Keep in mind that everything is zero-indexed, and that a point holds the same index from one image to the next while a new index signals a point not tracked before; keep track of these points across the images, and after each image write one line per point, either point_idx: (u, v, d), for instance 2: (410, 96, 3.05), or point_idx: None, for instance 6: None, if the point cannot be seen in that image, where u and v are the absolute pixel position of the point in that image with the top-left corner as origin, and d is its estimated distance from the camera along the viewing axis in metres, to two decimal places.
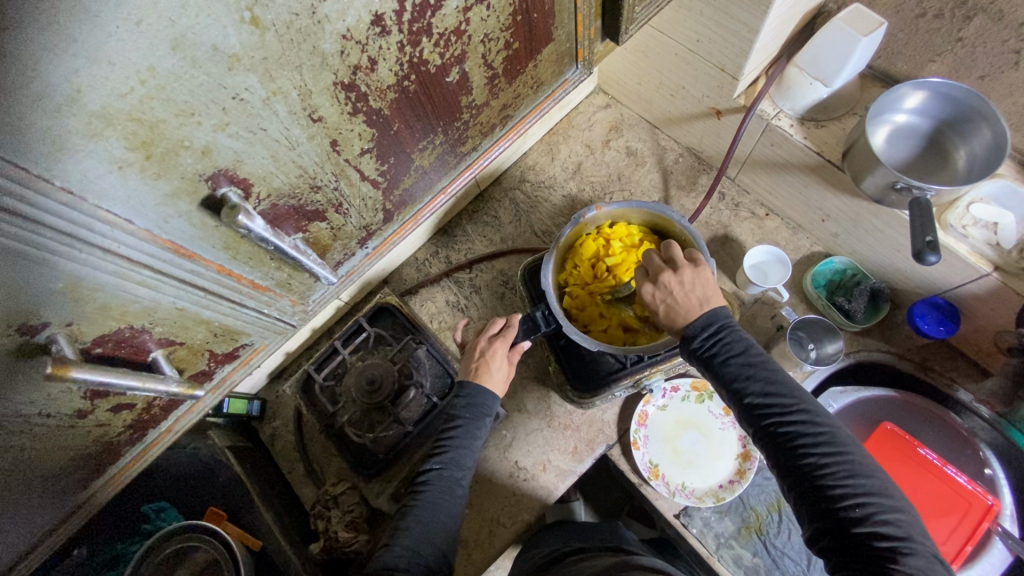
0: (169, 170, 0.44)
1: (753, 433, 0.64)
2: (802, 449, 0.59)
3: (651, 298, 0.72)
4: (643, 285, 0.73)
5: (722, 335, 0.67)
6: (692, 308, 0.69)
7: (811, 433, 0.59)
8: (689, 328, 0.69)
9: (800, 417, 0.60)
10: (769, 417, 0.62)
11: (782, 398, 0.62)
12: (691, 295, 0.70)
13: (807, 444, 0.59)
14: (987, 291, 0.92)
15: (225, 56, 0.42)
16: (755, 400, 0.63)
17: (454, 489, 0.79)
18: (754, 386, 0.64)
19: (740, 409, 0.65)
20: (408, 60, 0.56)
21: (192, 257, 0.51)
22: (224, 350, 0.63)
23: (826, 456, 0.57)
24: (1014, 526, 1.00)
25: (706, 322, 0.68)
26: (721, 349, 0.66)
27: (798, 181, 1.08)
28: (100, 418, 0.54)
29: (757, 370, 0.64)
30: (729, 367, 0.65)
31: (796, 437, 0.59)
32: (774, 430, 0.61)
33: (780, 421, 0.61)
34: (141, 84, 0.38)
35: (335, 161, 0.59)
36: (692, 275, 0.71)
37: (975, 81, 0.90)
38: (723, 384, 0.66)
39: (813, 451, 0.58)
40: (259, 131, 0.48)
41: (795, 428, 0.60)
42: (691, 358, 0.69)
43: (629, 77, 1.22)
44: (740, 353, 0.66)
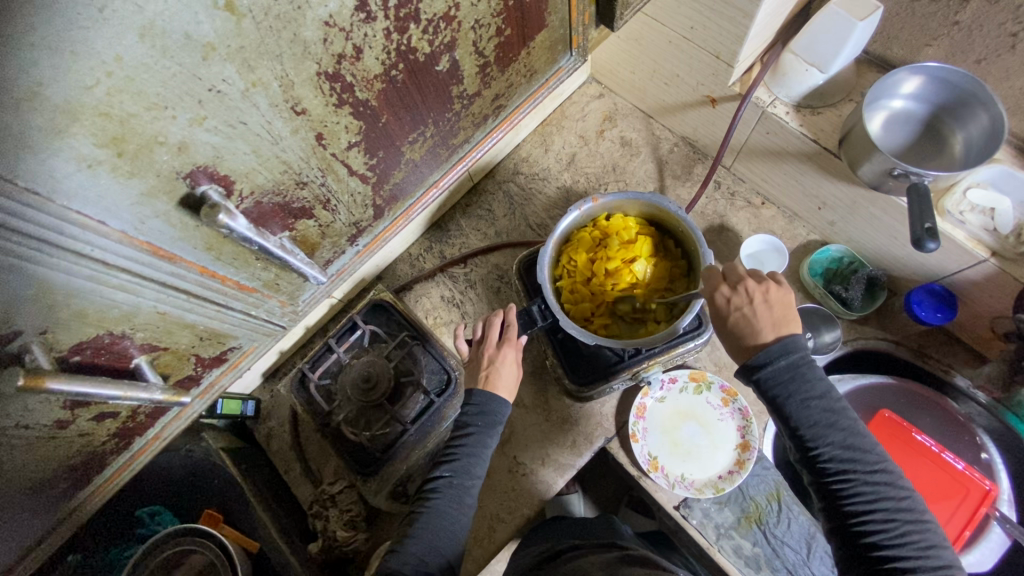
0: (144, 167, 0.42)
1: (822, 483, 0.62)
2: (884, 514, 0.58)
3: (726, 302, 0.69)
4: (718, 288, 0.70)
5: (809, 379, 0.63)
6: (774, 328, 0.65)
7: (893, 497, 0.59)
8: (769, 354, 0.64)
9: (883, 479, 0.60)
10: (848, 471, 0.60)
11: (863, 455, 0.61)
12: (775, 313, 0.66)
13: (889, 509, 0.58)
14: (985, 277, 0.92)
15: (199, 45, 0.40)
16: (835, 452, 0.61)
17: (464, 498, 0.78)
18: (834, 436, 0.62)
19: (814, 457, 0.62)
20: (395, 48, 0.54)
21: (172, 259, 0.49)
22: (211, 354, 0.62)
23: (907, 524, 0.57)
24: (1012, 511, 1.00)
25: (794, 357, 0.63)
26: (808, 392, 0.63)
27: (795, 169, 1.07)
28: (82, 427, 0.52)
29: (841, 421, 0.62)
30: (815, 415, 0.62)
31: (878, 499, 0.59)
32: (855, 485, 0.60)
33: (862, 480, 0.60)
34: (108, 76, 0.36)
35: (321, 156, 0.57)
36: (779, 297, 0.67)
37: (971, 66, 0.88)
38: (804, 429, 0.62)
39: (895, 517, 0.58)
40: (238, 125, 0.46)
41: (877, 488, 0.59)
42: (766, 391, 0.64)
43: (622, 66, 1.20)
44: (825, 400, 0.63)
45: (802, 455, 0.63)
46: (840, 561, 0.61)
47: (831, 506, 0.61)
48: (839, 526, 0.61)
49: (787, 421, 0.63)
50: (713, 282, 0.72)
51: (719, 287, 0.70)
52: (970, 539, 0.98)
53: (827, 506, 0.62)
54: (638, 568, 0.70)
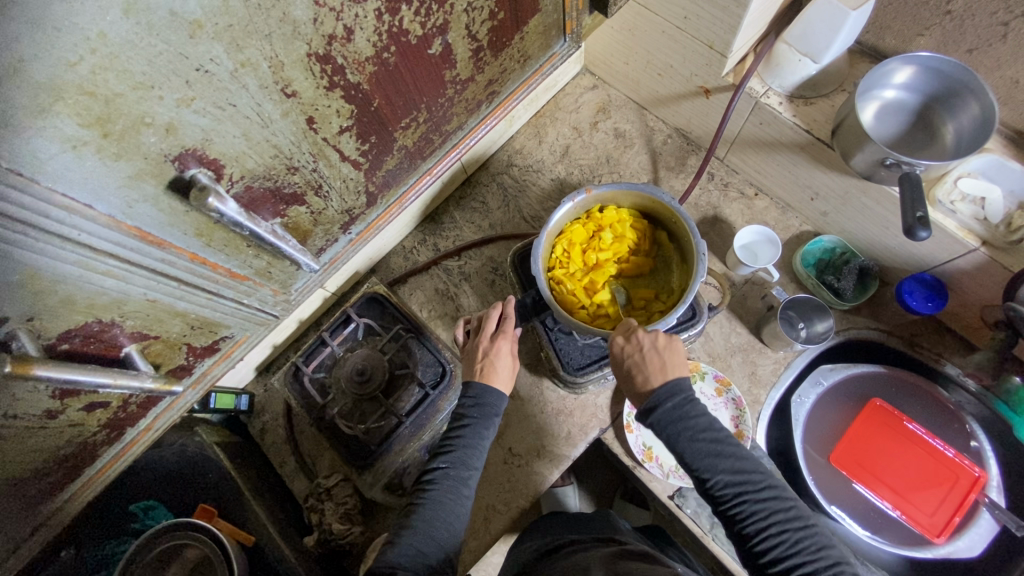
0: (130, 149, 0.41)
1: (722, 511, 0.62)
2: (777, 528, 0.58)
3: (621, 351, 0.69)
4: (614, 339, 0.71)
5: (692, 409, 0.63)
6: (661, 373, 0.66)
7: (783, 509, 0.59)
8: (654, 395, 0.64)
9: (771, 493, 0.60)
10: (740, 497, 0.61)
11: (750, 475, 0.61)
12: (660, 356, 0.66)
13: (781, 522, 0.59)
14: (975, 266, 0.93)
15: (185, 22, 0.39)
16: (726, 479, 0.61)
17: (460, 489, 0.78)
18: (722, 464, 0.62)
19: (709, 487, 0.62)
20: (387, 29, 0.53)
21: (161, 244, 0.49)
22: (203, 344, 0.61)
23: (799, 532, 0.58)
24: (1001, 497, 1.01)
25: (675, 394, 0.64)
26: (690, 424, 0.63)
27: (788, 160, 1.07)
28: (73, 417, 0.52)
29: (725, 445, 0.63)
30: (701, 445, 0.62)
31: (770, 515, 0.59)
32: (747, 508, 0.60)
33: (753, 500, 0.60)
34: (92, 53, 0.35)
35: (313, 140, 0.56)
36: (663, 341, 0.67)
37: (963, 55, 0.89)
38: (694, 462, 0.62)
39: (787, 528, 0.58)
40: (228, 107, 0.46)
41: (767, 504, 0.59)
42: (655, 431, 0.64)
43: (615, 56, 1.20)
44: (708, 428, 0.63)
45: (699, 487, 0.64)
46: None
47: (734, 532, 0.61)
48: (744, 551, 0.61)
49: (679, 457, 0.64)
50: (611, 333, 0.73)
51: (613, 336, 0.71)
52: (959, 525, 0.99)
53: (731, 533, 0.62)
54: (636, 563, 0.71)
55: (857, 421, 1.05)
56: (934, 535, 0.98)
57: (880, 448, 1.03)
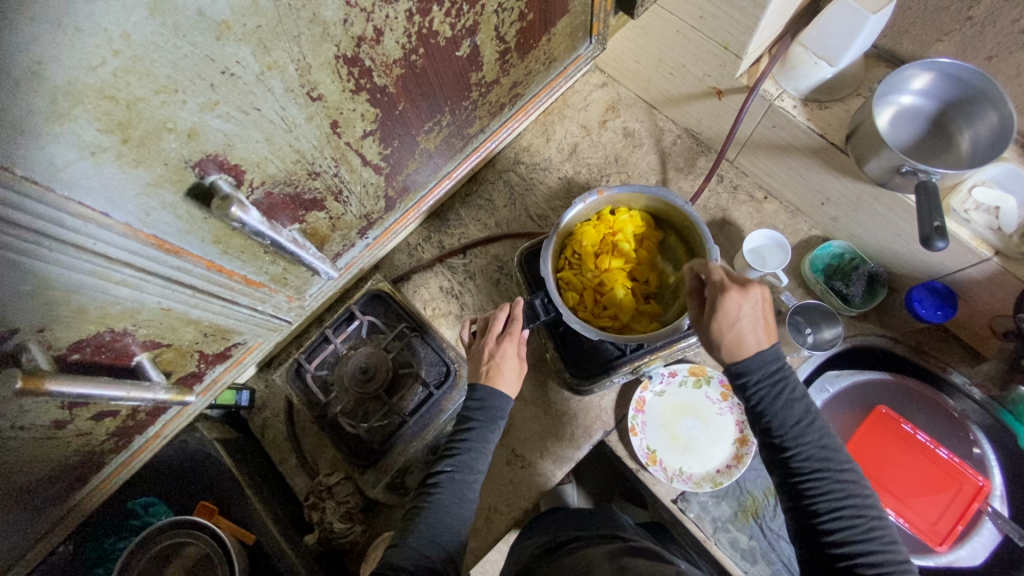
0: (150, 156, 0.40)
1: (791, 484, 0.61)
2: (850, 511, 0.58)
3: (735, 312, 0.62)
4: (728, 297, 0.62)
5: (790, 383, 0.62)
6: (761, 338, 0.62)
7: (859, 494, 0.59)
8: (751, 359, 0.62)
9: (850, 477, 0.59)
10: (819, 471, 0.59)
11: (834, 454, 0.60)
12: (765, 324, 0.63)
13: (855, 505, 0.58)
14: (987, 276, 0.92)
15: (213, 23, 0.37)
16: (810, 452, 0.60)
17: (464, 493, 0.77)
18: (810, 437, 0.60)
19: (788, 456, 0.61)
20: (416, 31, 0.52)
21: (178, 253, 0.47)
22: (215, 350, 0.60)
23: (873, 521, 0.57)
24: (1003, 506, 1.01)
25: (772, 364, 0.62)
26: (786, 392, 0.62)
27: (800, 164, 1.05)
28: (81, 427, 0.51)
29: (815, 419, 0.61)
30: (793, 413, 0.61)
31: (847, 496, 0.58)
32: (826, 483, 0.59)
33: (834, 477, 0.59)
34: (114, 56, 0.34)
35: (335, 145, 0.55)
36: (766, 309, 0.63)
37: (983, 63, 0.87)
38: (780, 430, 0.61)
39: (860, 513, 0.58)
40: (252, 111, 0.44)
41: (845, 486, 0.59)
42: (747, 394, 0.63)
43: (627, 54, 1.18)
44: (803, 400, 0.62)
45: (775, 455, 0.62)
46: (805, 561, 0.61)
47: (797, 505, 0.60)
48: (804, 526, 0.60)
49: (763, 419, 0.62)
50: (716, 286, 0.64)
51: (725, 291, 0.62)
52: (961, 534, 0.99)
53: (792, 505, 0.61)
54: (640, 558, 0.70)
55: (861, 428, 1.05)
56: (936, 543, 0.98)
57: (885, 455, 1.03)
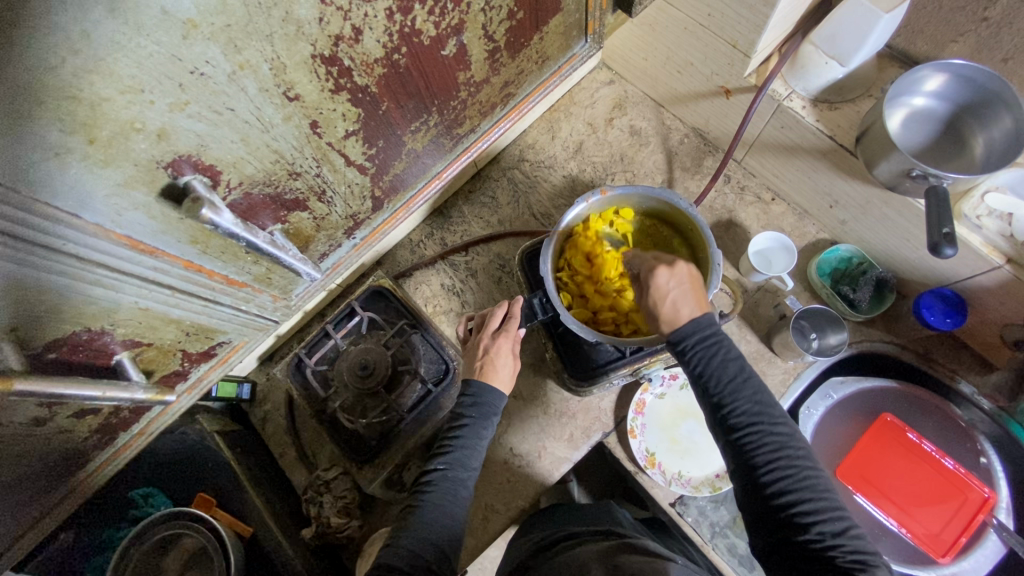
0: (120, 156, 0.39)
1: (729, 443, 0.59)
2: (787, 463, 0.55)
3: (665, 287, 0.62)
4: (656, 272, 0.63)
5: (722, 340, 0.60)
6: (692, 310, 0.62)
7: (794, 446, 0.56)
8: (682, 329, 0.61)
9: (786, 429, 0.57)
10: (754, 426, 0.57)
11: (770, 408, 0.58)
12: (696, 295, 0.62)
13: (792, 456, 0.56)
14: (998, 284, 0.89)
15: (178, 22, 0.37)
16: (745, 408, 0.58)
17: (458, 490, 0.76)
18: (745, 393, 0.58)
19: (724, 414, 0.59)
20: (398, 29, 0.51)
21: (153, 253, 0.47)
22: (199, 349, 0.60)
23: (806, 470, 0.55)
24: (1009, 519, 0.99)
25: (706, 328, 0.61)
26: (719, 351, 0.60)
27: (809, 165, 1.03)
28: (62, 423, 0.51)
29: (750, 376, 0.59)
30: (729, 371, 0.59)
31: (782, 449, 0.56)
32: (759, 437, 0.56)
33: (768, 431, 0.57)
34: (76, 55, 0.33)
35: (316, 145, 0.54)
36: (696, 281, 0.64)
37: (996, 64, 0.85)
38: (717, 388, 0.59)
39: (797, 465, 0.55)
40: (224, 111, 0.44)
41: (781, 439, 0.56)
42: (683, 357, 0.61)
43: (634, 51, 1.16)
44: (737, 358, 0.60)
45: (713, 415, 0.60)
46: (750, 521, 0.58)
47: (737, 464, 0.58)
48: (746, 485, 0.57)
49: (700, 380, 0.60)
50: (647, 266, 0.65)
51: (653, 267, 0.63)
52: (965, 546, 0.97)
53: (733, 465, 0.59)
54: (636, 555, 0.70)
55: (865, 435, 1.03)
56: (939, 554, 0.96)
57: (889, 464, 1.00)
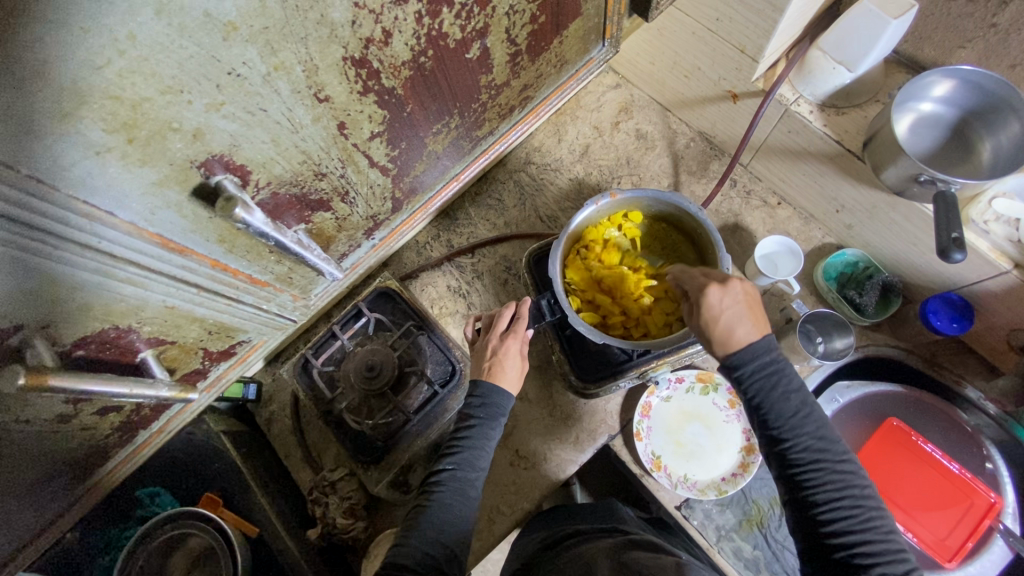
0: (156, 155, 0.40)
1: (788, 477, 0.59)
2: (849, 502, 0.56)
3: (718, 304, 0.64)
4: (709, 291, 0.64)
5: (784, 373, 0.61)
6: (749, 331, 0.62)
7: (859, 485, 0.57)
8: (737, 352, 0.62)
9: (849, 468, 0.58)
10: (816, 461, 0.58)
11: (832, 445, 0.59)
12: (753, 316, 0.63)
13: (855, 496, 0.56)
14: (1005, 289, 0.90)
15: (219, 24, 0.37)
16: (807, 443, 0.58)
17: (467, 491, 0.76)
18: (807, 428, 0.59)
19: (785, 447, 0.59)
20: (426, 32, 0.51)
21: (183, 251, 0.47)
22: (219, 348, 0.60)
23: (870, 511, 0.55)
24: (1015, 524, 0.98)
25: (764, 354, 0.61)
26: (780, 384, 0.61)
27: (815, 170, 1.03)
28: (85, 421, 0.52)
29: (812, 412, 0.60)
30: (791, 404, 0.60)
31: (846, 488, 0.56)
32: (822, 474, 0.57)
33: (831, 468, 0.57)
34: (120, 56, 0.34)
35: (342, 145, 0.55)
36: (753, 301, 0.64)
37: (1006, 71, 0.85)
38: (777, 421, 0.60)
39: (860, 504, 0.55)
40: (258, 112, 0.44)
41: (845, 477, 0.57)
42: (742, 386, 0.62)
43: (642, 56, 1.16)
44: (799, 392, 0.61)
45: (772, 447, 0.61)
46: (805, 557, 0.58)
47: (797, 498, 0.58)
48: (804, 521, 0.58)
49: (760, 411, 0.61)
50: (698, 285, 0.66)
51: (705, 287, 0.65)
52: (971, 550, 0.96)
53: (791, 499, 0.59)
54: (642, 553, 0.70)
55: (870, 439, 1.03)
56: (945, 559, 0.96)
57: (894, 468, 1.01)
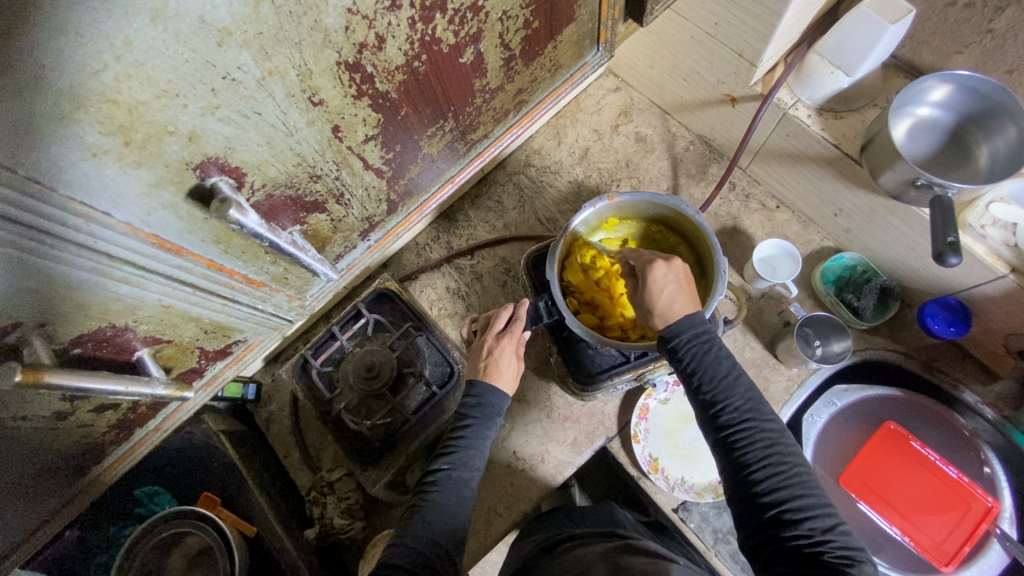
0: (152, 157, 0.40)
1: (720, 440, 0.60)
2: (777, 459, 0.56)
3: (662, 280, 0.66)
4: (655, 266, 0.66)
5: (714, 339, 0.63)
6: (683, 305, 0.65)
7: (785, 444, 0.57)
8: (675, 324, 0.64)
9: (777, 427, 0.58)
10: (743, 422, 0.59)
11: (760, 406, 0.60)
12: (688, 293, 0.66)
13: (782, 453, 0.57)
14: (1002, 293, 0.90)
15: (214, 30, 0.38)
16: (736, 405, 0.59)
17: (463, 490, 0.76)
18: (736, 391, 0.60)
19: (716, 411, 0.60)
20: (419, 37, 0.52)
21: (179, 252, 0.48)
22: (216, 347, 0.61)
23: (797, 467, 0.56)
24: (1012, 528, 0.98)
25: (697, 326, 0.64)
26: (711, 351, 0.62)
27: (814, 174, 1.04)
28: (82, 418, 0.52)
29: (742, 376, 0.61)
30: (721, 368, 0.61)
31: (772, 446, 0.57)
32: (750, 434, 0.58)
33: (759, 428, 0.58)
34: (117, 61, 0.34)
35: (336, 149, 0.55)
36: (687, 282, 0.67)
37: (1001, 76, 0.85)
38: (708, 385, 0.61)
39: (786, 461, 0.56)
40: (252, 115, 0.45)
41: (771, 436, 0.58)
42: (677, 355, 0.63)
43: (641, 60, 1.17)
44: (729, 358, 0.62)
45: (705, 412, 0.61)
46: (739, 523, 0.58)
47: (729, 462, 0.59)
48: (736, 483, 0.58)
49: (693, 378, 0.62)
50: (644, 262, 0.69)
51: (652, 263, 0.67)
52: (968, 555, 0.97)
53: (723, 464, 0.59)
54: (638, 557, 0.70)
55: (868, 443, 1.03)
56: (942, 563, 0.95)
57: (891, 472, 1.01)
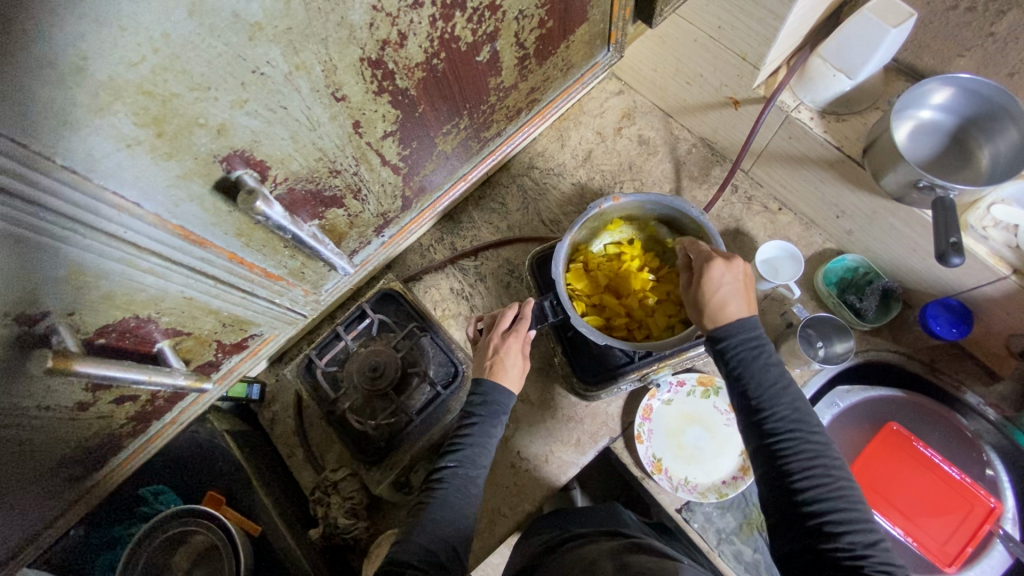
0: (182, 150, 0.41)
1: (762, 448, 0.60)
2: (821, 471, 0.56)
3: (719, 280, 0.67)
4: (713, 265, 0.67)
5: (765, 347, 0.63)
6: (741, 307, 0.66)
7: (829, 456, 0.58)
8: (728, 325, 0.64)
9: (822, 439, 0.59)
10: (790, 431, 0.59)
11: (807, 418, 0.60)
12: (744, 296, 0.67)
13: (827, 466, 0.57)
14: (1003, 294, 0.91)
15: (247, 25, 0.38)
16: (783, 414, 0.60)
17: (469, 488, 0.77)
18: (784, 400, 0.61)
19: (762, 418, 0.60)
20: (438, 35, 0.53)
21: (203, 244, 0.49)
22: (233, 340, 0.61)
23: (841, 482, 0.56)
24: (1014, 529, 0.99)
25: (752, 330, 0.64)
26: (761, 358, 0.63)
27: (816, 177, 1.05)
28: (102, 409, 0.53)
29: (790, 385, 0.62)
30: (770, 376, 0.62)
31: (818, 457, 0.57)
32: (796, 443, 0.58)
33: (805, 438, 0.58)
34: (154, 53, 0.35)
35: (357, 143, 0.56)
36: (745, 285, 0.68)
37: (1005, 79, 0.87)
38: (757, 390, 0.61)
39: (830, 474, 0.56)
40: (279, 109, 0.46)
41: (817, 448, 0.58)
42: (727, 357, 0.64)
43: (645, 63, 1.18)
44: (778, 366, 0.63)
45: (749, 418, 0.62)
46: (775, 530, 0.58)
47: (770, 469, 0.59)
48: (776, 490, 0.58)
49: (741, 381, 0.62)
50: (702, 259, 0.70)
51: (710, 261, 0.68)
52: (971, 555, 0.97)
53: (764, 471, 0.60)
54: (646, 556, 0.70)
55: (872, 444, 1.03)
56: (944, 564, 0.96)
57: (895, 472, 1.01)
